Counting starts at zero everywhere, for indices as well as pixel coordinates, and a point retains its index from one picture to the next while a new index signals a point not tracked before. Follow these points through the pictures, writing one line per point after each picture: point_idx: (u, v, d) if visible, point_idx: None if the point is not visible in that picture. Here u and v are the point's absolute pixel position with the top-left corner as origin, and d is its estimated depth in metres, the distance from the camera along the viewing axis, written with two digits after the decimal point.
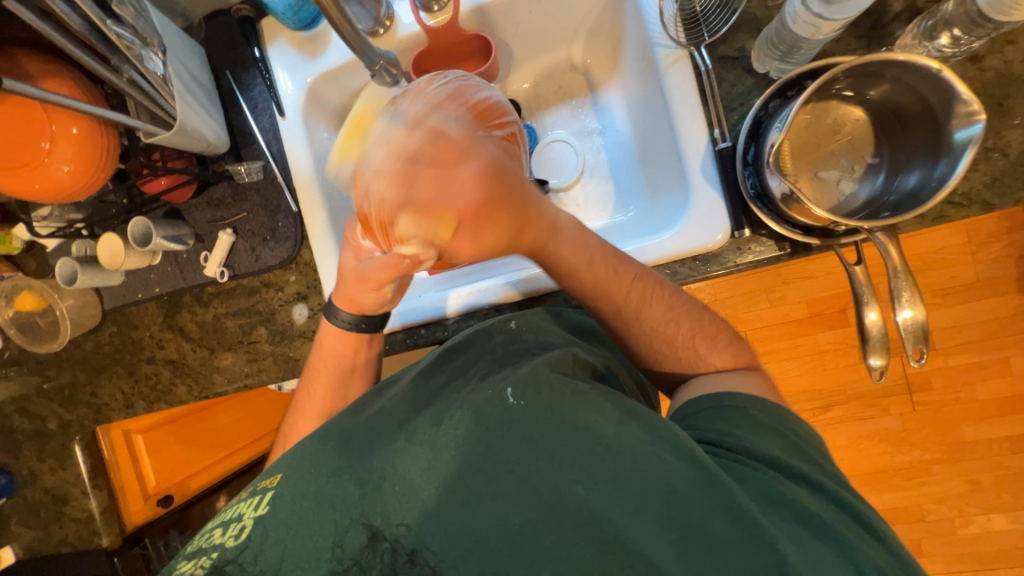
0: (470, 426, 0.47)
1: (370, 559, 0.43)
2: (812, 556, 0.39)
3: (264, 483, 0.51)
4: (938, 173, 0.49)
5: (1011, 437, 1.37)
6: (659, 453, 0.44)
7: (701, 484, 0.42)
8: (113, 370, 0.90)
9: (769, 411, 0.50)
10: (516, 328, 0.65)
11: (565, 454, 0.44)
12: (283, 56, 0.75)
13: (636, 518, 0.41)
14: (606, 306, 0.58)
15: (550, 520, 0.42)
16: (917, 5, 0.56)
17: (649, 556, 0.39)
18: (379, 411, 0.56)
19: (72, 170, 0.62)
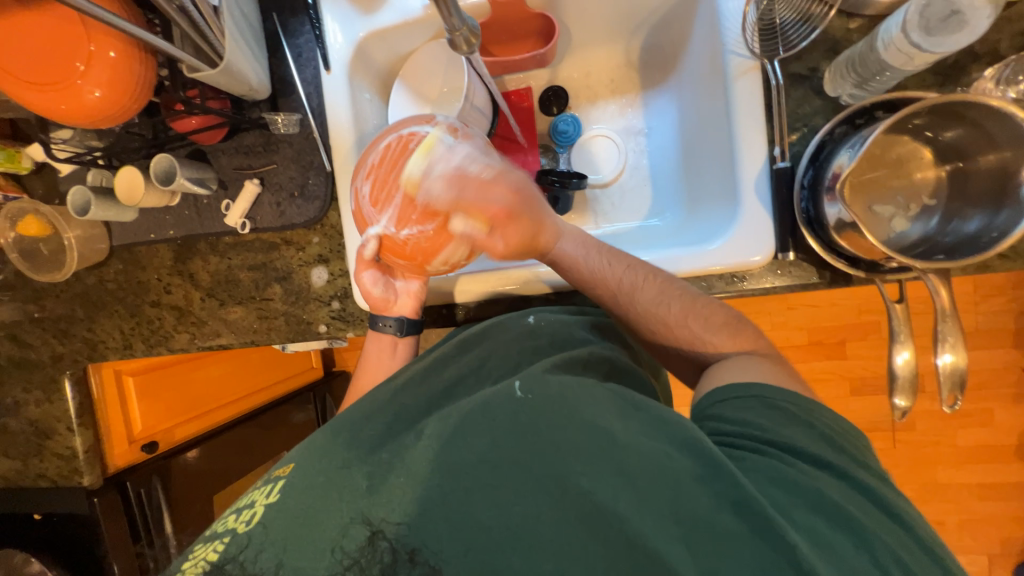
0: (480, 413, 0.48)
1: (369, 559, 0.42)
2: (823, 556, 0.37)
3: (277, 472, 0.51)
4: (999, 222, 0.48)
5: (983, 485, 1.41)
6: (664, 450, 0.43)
7: (706, 480, 0.41)
8: (115, 309, 0.87)
9: (799, 403, 0.47)
10: (535, 323, 0.63)
11: (571, 446, 0.43)
12: (336, 7, 0.71)
13: (645, 513, 0.40)
14: (605, 292, 0.61)
15: (557, 514, 0.40)
16: (999, 49, 0.55)
17: (659, 550, 0.38)
18: (389, 403, 0.57)
19: (104, 96, 0.58)
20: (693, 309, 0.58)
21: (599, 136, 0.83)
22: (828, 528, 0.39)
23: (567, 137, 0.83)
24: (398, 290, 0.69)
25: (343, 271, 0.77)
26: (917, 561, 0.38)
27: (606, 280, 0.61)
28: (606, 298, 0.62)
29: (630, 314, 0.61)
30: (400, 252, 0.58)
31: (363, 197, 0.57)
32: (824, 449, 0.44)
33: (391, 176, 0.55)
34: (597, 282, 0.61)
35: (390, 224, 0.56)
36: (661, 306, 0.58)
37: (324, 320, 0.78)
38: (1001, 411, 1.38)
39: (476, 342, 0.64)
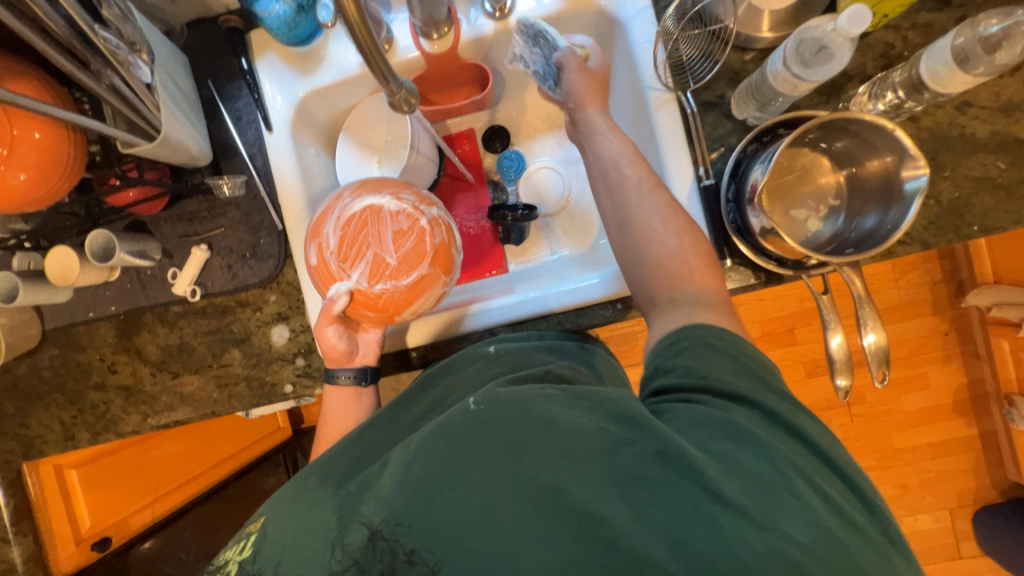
0: (433, 430, 0.47)
1: (370, 559, 0.41)
2: (752, 487, 0.37)
3: (248, 528, 0.49)
4: (890, 217, 0.56)
5: (932, 444, 1.53)
6: (596, 424, 0.43)
7: (632, 442, 0.40)
8: (52, 398, 0.80)
9: (725, 344, 0.49)
10: (495, 352, 0.65)
11: (520, 436, 0.42)
12: (272, 70, 0.73)
13: (586, 484, 0.39)
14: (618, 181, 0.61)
15: (511, 500, 0.39)
16: (867, 70, 0.64)
17: (598, 511, 0.37)
18: (358, 445, 0.57)
19: (31, 179, 0.56)
20: (691, 227, 0.59)
21: (543, 168, 0.88)
22: (744, 453, 0.40)
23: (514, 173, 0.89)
24: (360, 342, 0.69)
25: (304, 327, 0.75)
26: (825, 477, 0.41)
27: (629, 170, 0.61)
28: (618, 183, 0.61)
29: (636, 203, 0.59)
30: (374, 305, 0.60)
31: (331, 256, 0.59)
32: (745, 390, 0.45)
33: (361, 238, 0.59)
34: (619, 167, 0.61)
35: (363, 278, 0.59)
36: (668, 211, 0.59)
37: (290, 379, 0.76)
38: (934, 374, 1.52)
39: (439, 375, 0.66)
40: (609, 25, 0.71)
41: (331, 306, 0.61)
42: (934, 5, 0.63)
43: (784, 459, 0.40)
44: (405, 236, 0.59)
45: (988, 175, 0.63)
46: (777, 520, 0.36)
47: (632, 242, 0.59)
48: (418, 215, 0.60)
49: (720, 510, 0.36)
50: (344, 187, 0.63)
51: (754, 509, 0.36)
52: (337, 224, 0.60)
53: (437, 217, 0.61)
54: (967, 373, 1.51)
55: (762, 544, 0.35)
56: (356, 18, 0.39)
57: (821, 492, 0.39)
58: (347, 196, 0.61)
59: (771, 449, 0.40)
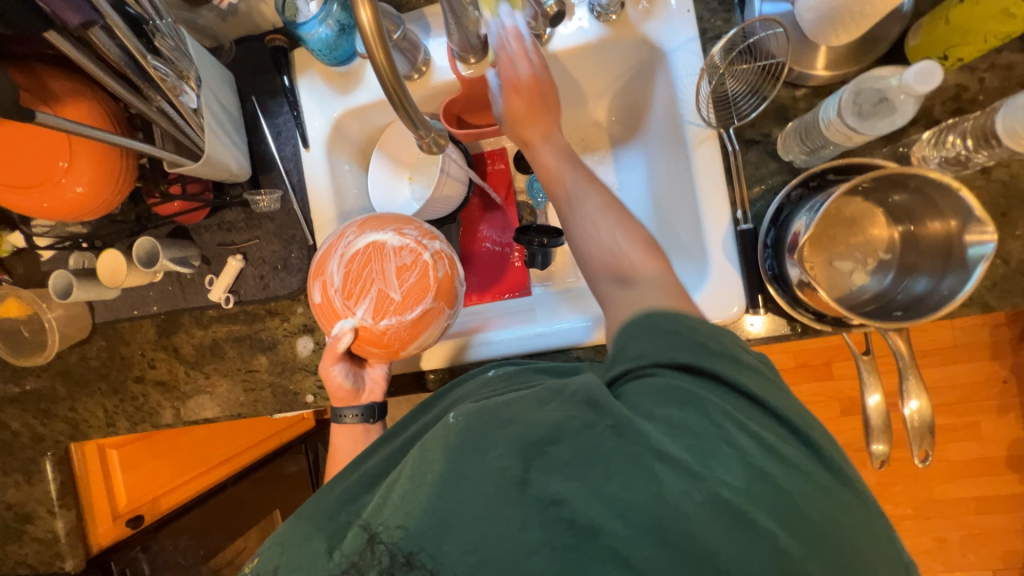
0: (417, 449, 0.44)
1: (367, 562, 0.39)
2: (706, 456, 0.37)
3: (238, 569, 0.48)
4: (946, 284, 0.52)
5: (979, 498, 1.42)
6: (562, 410, 0.41)
7: (591, 421, 0.39)
8: (97, 386, 0.86)
9: (667, 317, 0.46)
10: (494, 374, 0.60)
11: (491, 441, 0.40)
12: (313, 89, 0.74)
13: (554, 472, 0.38)
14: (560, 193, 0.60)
15: (500, 513, 0.37)
16: (933, 114, 0.59)
17: (568, 500, 0.36)
18: (348, 466, 0.54)
19: (86, 192, 0.60)
20: (626, 220, 0.56)
21: None
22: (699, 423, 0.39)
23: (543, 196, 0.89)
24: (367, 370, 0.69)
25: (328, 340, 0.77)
26: (787, 440, 0.40)
27: (559, 190, 0.60)
28: (555, 208, 0.61)
29: (573, 222, 0.58)
30: (378, 341, 0.61)
31: (336, 295, 0.60)
32: (695, 359, 0.43)
33: (365, 275, 0.60)
34: (551, 188, 0.61)
35: (366, 315, 0.60)
36: (605, 214, 0.57)
37: (311, 389, 0.78)
38: (987, 423, 1.40)
39: (436, 400, 0.62)
40: (650, 54, 0.68)
41: (335, 343, 0.62)
42: (1018, 45, 0.57)
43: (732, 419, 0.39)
44: (406, 273, 0.60)
45: None
46: (715, 470, 0.36)
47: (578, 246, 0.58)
48: (418, 253, 0.61)
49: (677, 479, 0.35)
50: (347, 225, 0.64)
51: (702, 471, 0.36)
52: (342, 263, 0.60)
53: (439, 250, 0.62)
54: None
55: (703, 496, 0.34)
56: (386, 64, 0.39)
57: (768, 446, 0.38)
58: (350, 233, 0.62)
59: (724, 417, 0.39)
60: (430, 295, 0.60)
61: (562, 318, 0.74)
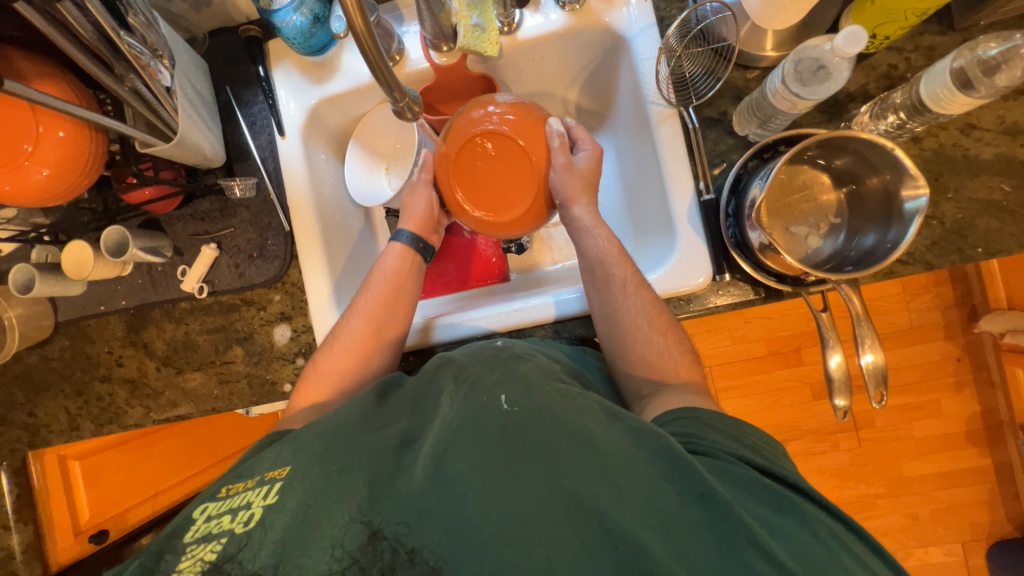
0: (467, 431, 0.49)
1: (369, 559, 0.43)
2: (791, 550, 0.39)
3: (272, 474, 0.52)
4: (890, 236, 0.56)
5: (944, 473, 1.49)
6: (636, 454, 0.45)
7: (674, 480, 0.43)
8: (59, 389, 0.82)
9: (726, 420, 0.53)
10: (503, 345, 0.64)
11: (558, 455, 0.45)
12: (288, 78, 0.76)
13: (625, 507, 0.41)
14: (603, 278, 0.68)
15: (547, 510, 0.43)
16: (868, 90, 0.64)
17: (637, 539, 0.40)
18: (370, 421, 0.57)
19: (53, 175, 0.59)
20: (669, 324, 0.65)
21: None
22: (780, 517, 0.42)
23: None
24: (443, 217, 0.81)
25: (306, 327, 0.77)
26: (848, 537, 0.43)
27: (617, 270, 0.68)
28: (605, 281, 0.68)
29: (622, 299, 0.66)
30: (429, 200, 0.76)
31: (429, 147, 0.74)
32: (753, 455, 0.49)
33: (455, 152, 0.70)
34: (606, 266, 0.68)
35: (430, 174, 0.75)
36: (651, 310, 0.65)
37: (289, 378, 0.77)
38: (946, 400, 1.48)
39: (454, 361, 0.62)
40: (614, 42, 0.73)
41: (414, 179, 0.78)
42: (938, 29, 0.63)
43: (821, 527, 0.42)
44: (513, 163, 0.69)
45: (992, 198, 0.63)
46: None
47: (619, 336, 0.66)
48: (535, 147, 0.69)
49: (757, 556, 0.38)
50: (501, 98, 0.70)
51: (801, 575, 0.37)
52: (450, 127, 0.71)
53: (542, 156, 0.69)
54: (981, 402, 1.47)
55: None
56: (365, 34, 0.41)
57: (852, 554, 0.41)
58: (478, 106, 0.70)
59: (805, 515, 0.42)
60: (498, 179, 0.69)
61: (542, 294, 0.76)
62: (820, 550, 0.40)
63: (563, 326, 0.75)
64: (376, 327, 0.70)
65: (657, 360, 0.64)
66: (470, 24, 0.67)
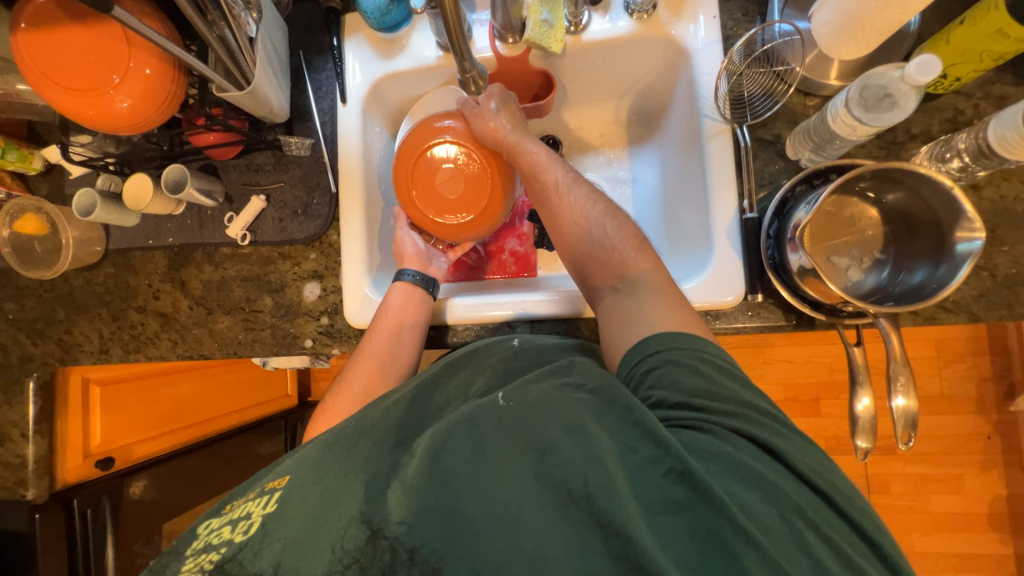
0: (462, 425, 0.49)
1: (369, 558, 0.44)
2: (768, 535, 0.39)
3: (272, 484, 0.53)
4: (940, 274, 0.55)
5: (957, 555, 1.40)
6: (622, 443, 0.45)
7: (655, 464, 0.43)
8: (97, 312, 0.86)
9: (693, 352, 0.50)
10: (520, 345, 0.65)
11: (551, 448, 0.45)
12: (358, 50, 0.79)
13: (610, 491, 0.41)
14: (547, 190, 0.71)
15: (539, 503, 0.42)
16: (931, 132, 0.63)
17: (624, 525, 0.39)
18: (368, 414, 0.58)
19: (132, 106, 0.63)
20: (613, 213, 0.67)
21: None
22: (746, 492, 0.42)
23: None
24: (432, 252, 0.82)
25: (336, 288, 0.79)
26: (836, 526, 0.42)
27: (549, 175, 0.71)
28: (542, 190, 0.71)
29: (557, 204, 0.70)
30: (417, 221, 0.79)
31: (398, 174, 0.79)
32: (731, 413, 0.46)
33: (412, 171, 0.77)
34: (539, 176, 0.72)
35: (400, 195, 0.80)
36: (590, 202, 0.68)
37: (311, 335, 0.79)
38: (970, 478, 1.40)
39: (462, 363, 0.65)
40: (675, 55, 0.74)
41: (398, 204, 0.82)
42: (1012, 79, 0.62)
43: (787, 503, 0.41)
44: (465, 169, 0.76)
45: None
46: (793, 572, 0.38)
47: (569, 241, 0.68)
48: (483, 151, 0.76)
49: (740, 542, 0.38)
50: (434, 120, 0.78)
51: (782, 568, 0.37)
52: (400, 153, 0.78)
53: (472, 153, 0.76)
54: (1009, 486, 1.38)
55: None
56: (452, 16, 0.44)
57: (824, 539, 0.40)
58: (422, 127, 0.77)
59: (777, 492, 0.42)
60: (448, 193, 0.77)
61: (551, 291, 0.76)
62: (784, 531, 0.40)
63: (584, 325, 0.75)
64: (381, 361, 0.71)
65: (601, 250, 0.64)
66: (539, 19, 0.70)
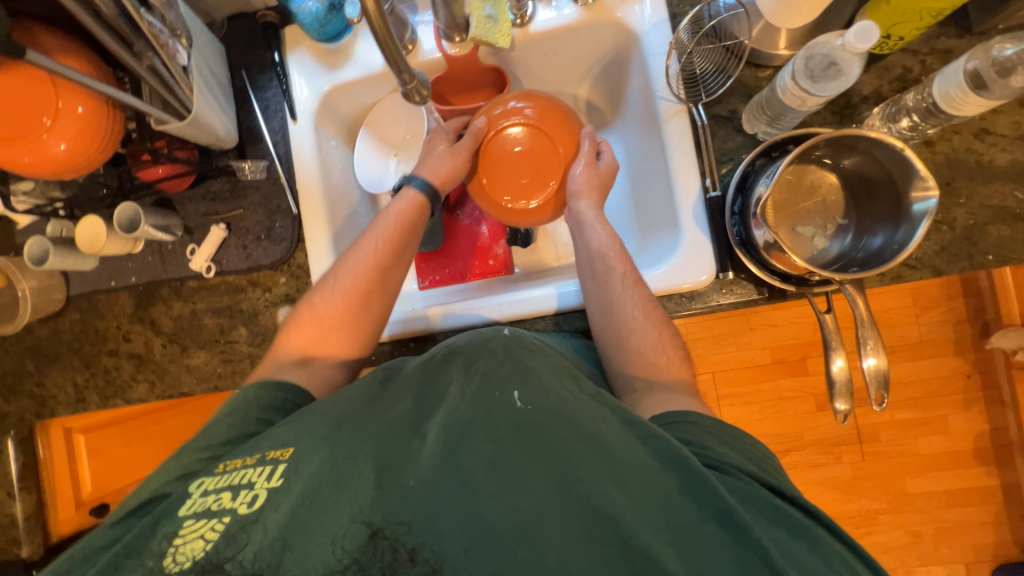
0: (480, 427, 0.49)
1: (369, 558, 0.42)
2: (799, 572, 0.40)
3: (273, 454, 0.50)
4: (898, 236, 0.56)
5: (949, 492, 1.45)
6: (652, 462, 0.46)
7: (692, 493, 0.44)
8: (68, 361, 0.84)
9: (729, 432, 0.53)
10: (510, 333, 0.62)
11: (574, 458, 0.46)
12: (302, 64, 0.77)
13: (639, 516, 0.42)
14: (605, 271, 0.68)
15: (560, 516, 0.43)
16: (882, 92, 0.64)
17: (652, 551, 0.40)
18: (376, 406, 0.56)
19: (70, 148, 0.60)
20: (649, 299, 0.66)
21: None
22: (788, 540, 0.42)
23: None
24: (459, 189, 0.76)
25: None
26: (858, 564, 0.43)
27: (616, 263, 0.68)
28: (604, 272, 0.68)
29: (619, 291, 0.66)
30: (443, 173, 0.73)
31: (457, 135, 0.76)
32: (755, 467, 0.49)
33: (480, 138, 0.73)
34: (605, 258, 0.69)
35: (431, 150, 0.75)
36: (644, 303, 0.65)
37: None
38: (954, 417, 1.45)
39: (463, 349, 0.61)
40: (626, 38, 0.73)
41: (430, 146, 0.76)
42: (954, 32, 0.63)
43: (835, 556, 0.42)
44: (530, 154, 0.72)
45: (1004, 205, 0.62)
46: None
47: (614, 330, 0.66)
48: (563, 140, 0.72)
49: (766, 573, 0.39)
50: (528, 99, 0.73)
51: None
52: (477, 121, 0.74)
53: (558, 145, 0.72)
54: (991, 420, 1.44)
55: None
56: (377, 18, 0.42)
57: None
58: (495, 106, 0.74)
59: (821, 545, 0.43)
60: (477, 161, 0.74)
61: (544, 287, 0.76)
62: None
63: (564, 319, 0.75)
64: (379, 275, 0.68)
65: (650, 353, 0.64)
66: (482, 15, 0.68)
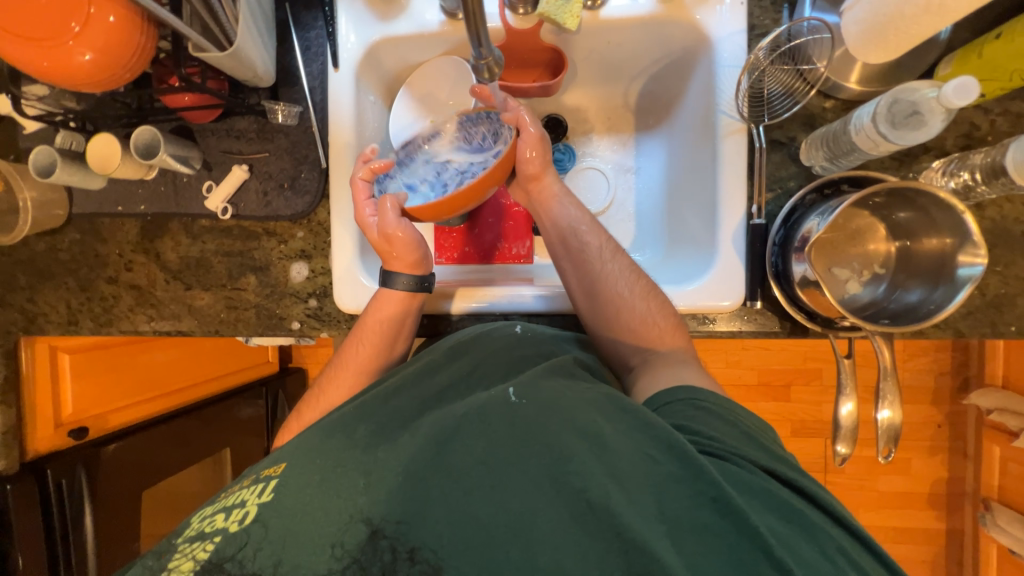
0: (473, 420, 0.49)
1: (369, 558, 0.42)
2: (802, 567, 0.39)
3: (267, 471, 0.51)
4: (936, 296, 0.56)
5: (898, 528, 1.53)
6: (646, 450, 0.45)
7: (686, 482, 0.43)
8: (63, 281, 0.80)
9: (725, 406, 0.53)
10: (523, 332, 0.66)
11: (566, 451, 0.45)
12: (352, 7, 0.72)
13: (634, 508, 0.42)
14: (579, 250, 0.69)
15: (554, 510, 0.43)
16: (945, 146, 0.63)
17: (648, 543, 0.40)
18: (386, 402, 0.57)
19: (94, 61, 0.56)
20: (639, 277, 0.67)
21: (590, 168, 0.86)
22: (788, 530, 0.42)
23: (561, 165, 0.86)
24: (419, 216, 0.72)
25: (324, 270, 0.75)
26: (863, 556, 0.43)
27: (590, 237, 0.69)
28: (579, 250, 0.69)
29: (599, 267, 0.67)
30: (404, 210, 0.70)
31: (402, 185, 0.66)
32: (753, 448, 0.48)
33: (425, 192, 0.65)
34: (578, 236, 0.69)
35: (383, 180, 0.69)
36: (630, 274, 0.67)
37: (298, 316, 0.76)
38: (917, 461, 1.51)
39: (467, 350, 0.63)
40: (695, 41, 0.70)
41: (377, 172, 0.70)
42: None
43: (831, 543, 0.42)
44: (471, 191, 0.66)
45: None
46: None
47: (600, 308, 0.66)
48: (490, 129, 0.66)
49: (767, 565, 0.39)
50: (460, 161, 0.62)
51: None
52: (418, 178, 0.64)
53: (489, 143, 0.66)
54: (951, 469, 1.50)
55: None
56: None
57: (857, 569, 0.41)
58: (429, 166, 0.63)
59: (819, 532, 0.42)
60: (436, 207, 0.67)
61: None
62: (827, 568, 0.40)
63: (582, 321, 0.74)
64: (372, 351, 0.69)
65: (640, 328, 0.65)
66: None
